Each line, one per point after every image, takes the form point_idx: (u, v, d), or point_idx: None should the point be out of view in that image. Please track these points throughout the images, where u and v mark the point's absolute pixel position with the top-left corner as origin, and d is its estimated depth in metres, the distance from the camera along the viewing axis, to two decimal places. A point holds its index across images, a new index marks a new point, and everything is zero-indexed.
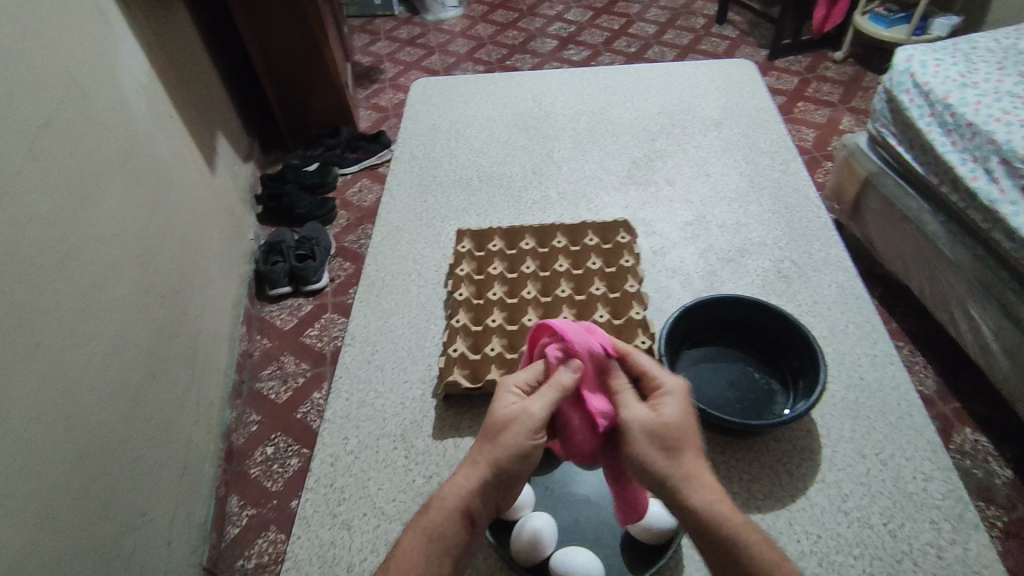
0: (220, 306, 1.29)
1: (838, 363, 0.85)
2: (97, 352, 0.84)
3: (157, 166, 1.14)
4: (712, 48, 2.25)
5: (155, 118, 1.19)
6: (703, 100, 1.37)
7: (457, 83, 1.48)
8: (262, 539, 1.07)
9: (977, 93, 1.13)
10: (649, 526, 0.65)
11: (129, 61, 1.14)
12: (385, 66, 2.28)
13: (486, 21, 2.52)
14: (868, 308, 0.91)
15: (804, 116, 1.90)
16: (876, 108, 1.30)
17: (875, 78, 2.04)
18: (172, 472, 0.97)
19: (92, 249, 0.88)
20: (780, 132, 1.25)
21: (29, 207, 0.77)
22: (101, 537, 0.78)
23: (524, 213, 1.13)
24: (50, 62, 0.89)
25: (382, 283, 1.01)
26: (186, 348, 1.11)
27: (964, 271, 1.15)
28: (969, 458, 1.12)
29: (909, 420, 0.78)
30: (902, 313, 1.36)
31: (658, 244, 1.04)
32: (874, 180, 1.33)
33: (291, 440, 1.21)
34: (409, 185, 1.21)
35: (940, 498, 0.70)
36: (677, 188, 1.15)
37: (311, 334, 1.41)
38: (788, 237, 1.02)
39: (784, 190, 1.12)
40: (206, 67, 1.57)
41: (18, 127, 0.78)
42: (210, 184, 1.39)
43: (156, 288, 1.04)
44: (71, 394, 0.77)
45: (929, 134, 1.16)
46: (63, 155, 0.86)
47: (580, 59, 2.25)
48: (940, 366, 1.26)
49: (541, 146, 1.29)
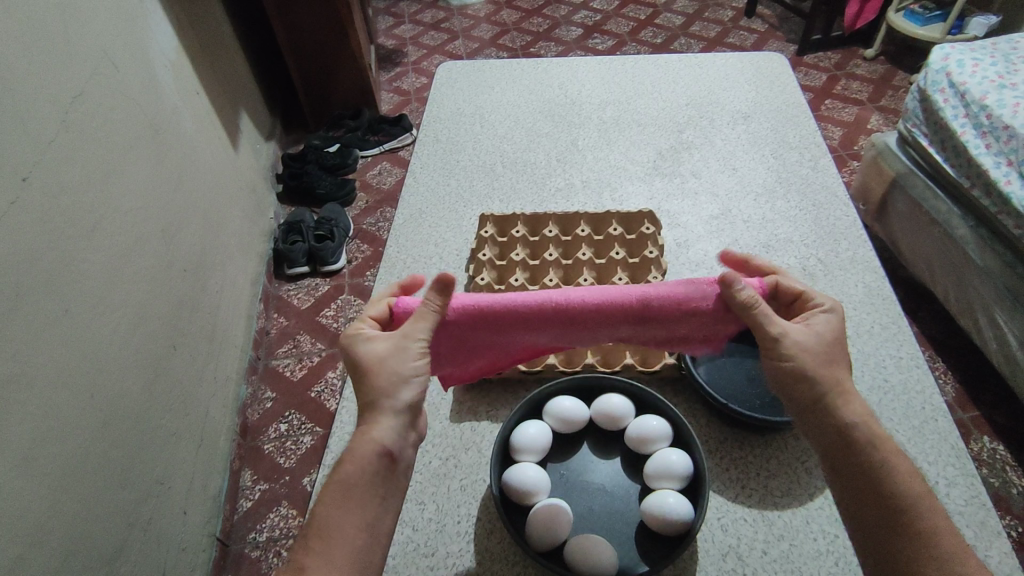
0: (239, 282, 1.30)
1: (862, 364, 0.84)
2: (122, 323, 0.85)
3: (182, 141, 1.15)
4: (740, 42, 2.21)
5: (182, 93, 1.20)
6: (733, 92, 1.34)
7: (483, 68, 1.47)
8: (274, 514, 1.08)
9: (1015, 94, 1.10)
10: (666, 520, 0.64)
11: (159, 36, 1.15)
12: (408, 49, 2.27)
13: (511, 7, 2.50)
14: (895, 309, 0.90)
15: (832, 113, 1.86)
16: (908, 107, 1.27)
17: (907, 77, 1.99)
18: (189, 446, 0.99)
19: (119, 221, 0.89)
20: (810, 127, 1.23)
21: (60, 177, 0.78)
22: (122, 503, 0.80)
23: (547, 200, 1.12)
24: (84, 34, 0.89)
25: (403, 264, 1.02)
26: (207, 322, 1.12)
27: (992, 277, 1.13)
28: (987, 467, 1.10)
29: (934, 424, 0.77)
30: (924, 317, 1.33)
31: (682, 237, 1.03)
32: (902, 180, 1.31)
33: (304, 419, 1.22)
34: (431, 168, 1.21)
35: (962, 504, 0.70)
36: (703, 181, 1.14)
37: (328, 314, 1.42)
38: (816, 235, 1.01)
39: (813, 186, 1.10)
40: (231, 44, 1.57)
41: (51, 97, 0.79)
42: (232, 161, 1.40)
43: (177, 263, 1.04)
44: (96, 363, 0.78)
45: (962, 135, 1.14)
46: (94, 128, 0.87)
47: (605, 48, 2.22)
48: (961, 373, 1.24)
49: (566, 133, 1.28)
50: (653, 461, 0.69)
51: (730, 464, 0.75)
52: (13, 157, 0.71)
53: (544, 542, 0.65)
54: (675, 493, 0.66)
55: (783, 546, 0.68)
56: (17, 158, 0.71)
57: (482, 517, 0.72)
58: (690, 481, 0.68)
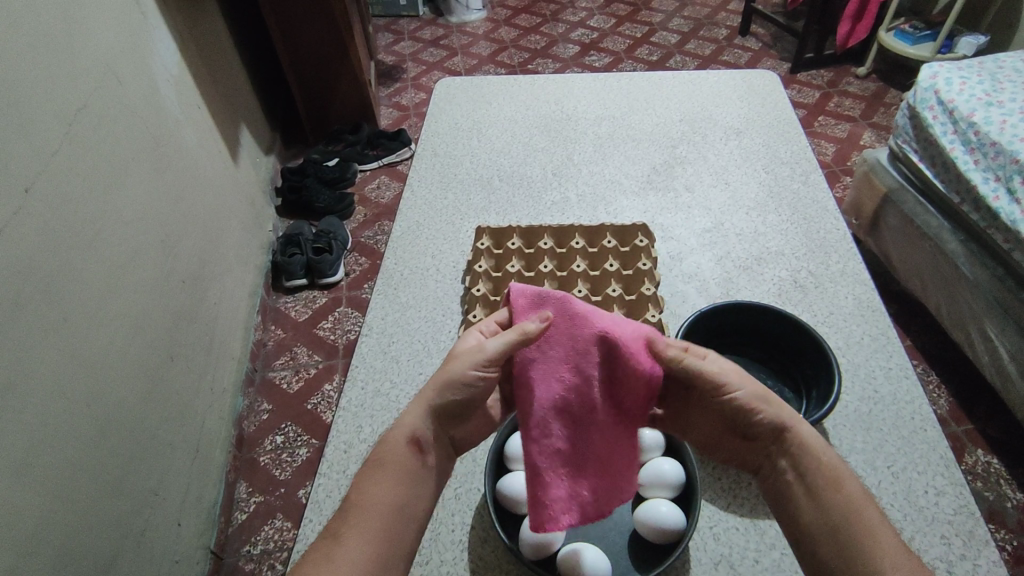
0: (236, 294, 1.31)
1: (852, 374, 0.85)
2: (120, 333, 0.86)
3: (183, 154, 1.16)
4: (734, 59, 2.25)
5: (184, 107, 1.22)
6: (725, 109, 1.37)
7: (481, 84, 1.49)
8: (269, 526, 1.08)
9: (1002, 112, 1.13)
10: (659, 527, 0.65)
11: (162, 51, 1.17)
12: (407, 65, 2.31)
13: (509, 25, 2.54)
14: (884, 321, 0.91)
15: (825, 130, 1.89)
16: (898, 124, 1.30)
17: (898, 95, 2.03)
18: (185, 456, 0.99)
19: (119, 230, 0.90)
20: (801, 143, 1.25)
21: (62, 187, 0.79)
22: (117, 513, 0.80)
23: (543, 213, 1.14)
24: (89, 49, 0.91)
25: (400, 276, 1.03)
26: (204, 333, 1.13)
27: (983, 291, 1.14)
28: (981, 480, 1.10)
29: (923, 434, 0.78)
30: (917, 331, 1.35)
31: (676, 250, 1.05)
32: (893, 195, 1.33)
33: (300, 431, 1.22)
34: (429, 181, 1.22)
35: (952, 513, 0.70)
36: (696, 195, 1.16)
37: (326, 327, 1.42)
38: (807, 248, 1.02)
39: (804, 201, 1.12)
40: (233, 59, 1.60)
41: (55, 108, 0.81)
42: (232, 175, 1.41)
43: (177, 274, 1.05)
44: (93, 373, 0.79)
45: (951, 151, 1.16)
46: (96, 140, 0.88)
47: (601, 66, 2.26)
48: (955, 387, 1.25)
49: (562, 148, 1.30)
50: (646, 471, 0.70)
51: (722, 473, 0.76)
52: (15, 167, 0.72)
53: (538, 551, 0.65)
54: (667, 502, 0.67)
55: (774, 554, 0.68)
56: (20, 168, 0.72)
57: (476, 526, 0.72)
58: (682, 490, 0.69)
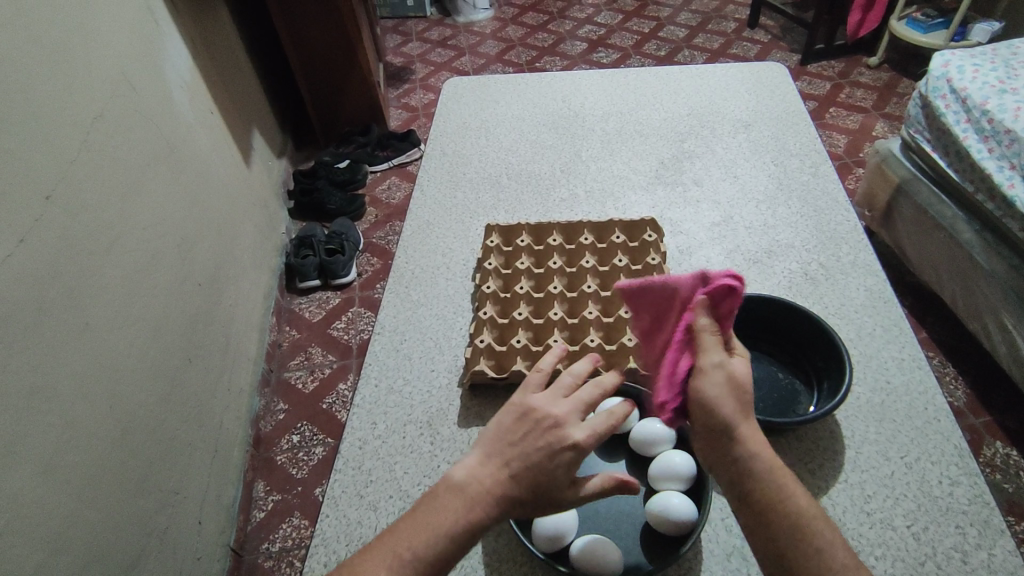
0: (251, 296, 1.33)
1: (864, 365, 0.84)
2: (139, 337, 0.88)
3: (197, 159, 1.18)
4: (743, 52, 2.24)
5: (197, 113, 1.24)
6: (734, 102, 1.36)
7: (489, 82, 1.50)
8: (286, 525, 1.09)
9: (1016, 99, 1.11)
10: (672, 520, 0.66)
11: (175, 59, 1.19)
12: (416, 66, 2.32)
13: (517, 23, 2.54)
14: (897, 311, 0.90)
15: (835, 121, 1.88)
16: (910, 113, 1.28)
17: (912, 84, 2.01)
18: (204, 456, 1.01)
19: (137, 234, 0.92)
20: (811, 134, 1.24)
21: (80, 194, 0.81)
22: (139, 511, 0.82)
23: (552, 210, 1.15)
24: (104, 59, 0.93)
25: (411, 274, 1.04)
26: (220, 335, 1.15)
27: (999, 281, 1.13)
28: (1000, 473, 1.09)
29: (936, 424, 0.77)
30: (934, 323, 1.33)
31: (685, 244, 1.05)
32: (906, 187, 1.32)
33: (316, 430, 1.24)
34: (438, 181, 1.23)
35: (966, 502, 0.70)
36: (705, 190, 1.16)
37: (339, 327, 1.44)
38: (817, 240, 1.02)
39: (814, 193, 1.11)
40: (244, 64, 1.62)
41: (73, 117, 0.83)
42: (245, 179, 1.43)
43: (192, 277, 1.07)
44: (113, 377, 0.81)
45: (965, 140, 1.14)
46: (113, 147, 0.90)
47: (609, 62, 2.26)
48: (972, 379, 1.23)
49: (570, 145, 1.30)
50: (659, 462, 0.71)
51: None
52: (37, 176, 0.74)
53: (551, 543, 0.66)
54: (679, 494, 0.68)
55: None
56: (40, 176, 0.75)
57: None
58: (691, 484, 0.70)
